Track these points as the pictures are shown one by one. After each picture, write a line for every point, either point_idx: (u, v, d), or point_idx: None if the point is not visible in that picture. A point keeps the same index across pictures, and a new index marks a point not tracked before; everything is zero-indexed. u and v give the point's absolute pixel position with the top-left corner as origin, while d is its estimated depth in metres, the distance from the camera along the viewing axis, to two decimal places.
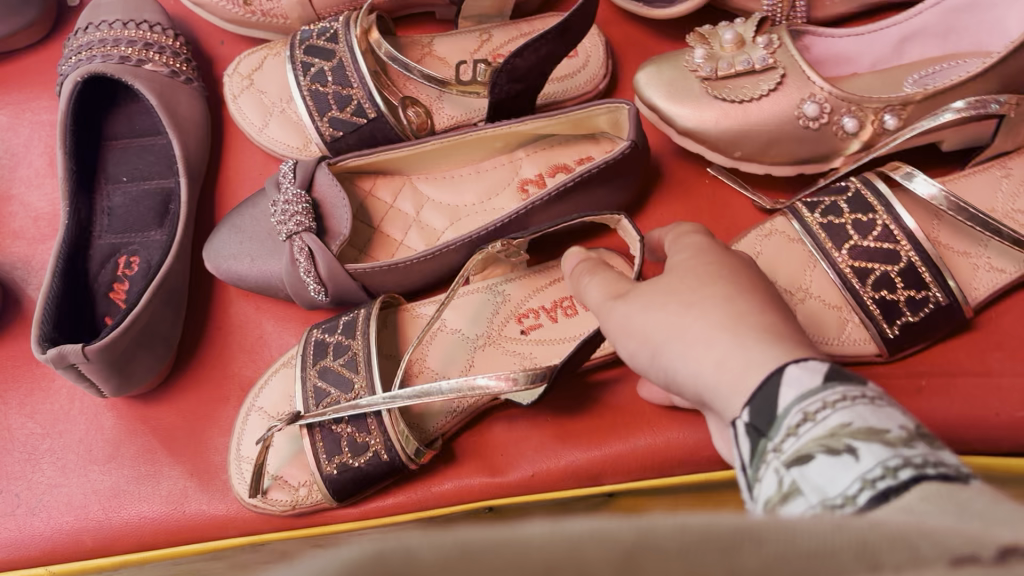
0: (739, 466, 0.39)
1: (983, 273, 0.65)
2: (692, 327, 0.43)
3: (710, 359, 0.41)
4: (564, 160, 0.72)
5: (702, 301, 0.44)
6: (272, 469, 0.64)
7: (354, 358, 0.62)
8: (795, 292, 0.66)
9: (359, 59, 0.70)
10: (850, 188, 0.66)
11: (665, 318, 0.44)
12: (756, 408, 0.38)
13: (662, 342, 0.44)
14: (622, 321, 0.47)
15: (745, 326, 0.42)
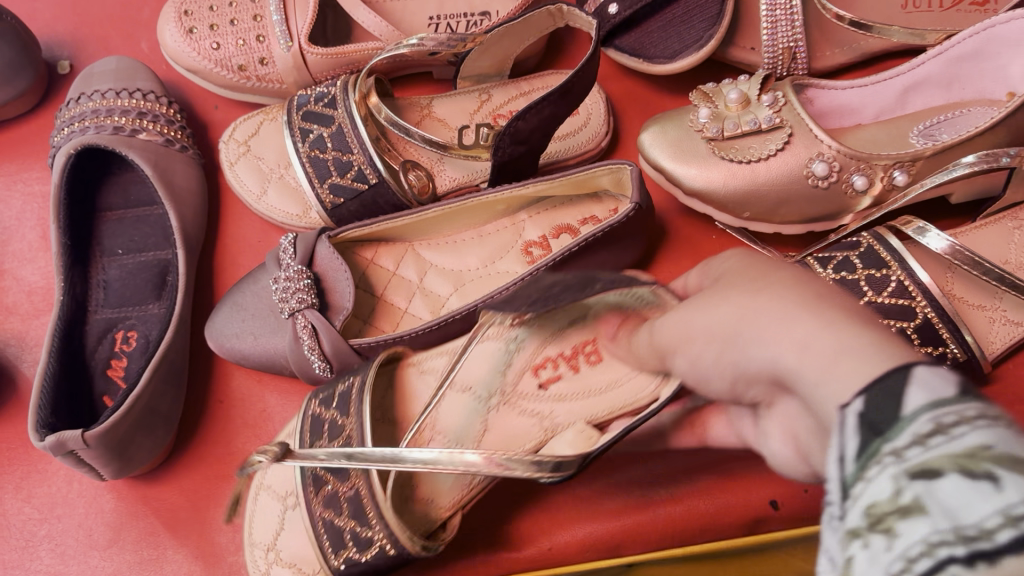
0: (828, 474, 0.26)
1: (999, 326, 0.64)
2: (763, 304, 0.32)
3: (784, 339, 0.31)
4: (567, 221, 0.70)
5: (763, 285, 0.34)
6: (283, 553, 0.60)
7: (347, 439, 0.57)
8: None
9: (359, 124, 0.68)
10: (861, 243, 0.64)
11: (723, 306, 0.34)
12: (883, 398, 0.25)
13: (733, 339, 0.33)
14: (698, 325, 0.36)
15: (828, 310, 0.31)
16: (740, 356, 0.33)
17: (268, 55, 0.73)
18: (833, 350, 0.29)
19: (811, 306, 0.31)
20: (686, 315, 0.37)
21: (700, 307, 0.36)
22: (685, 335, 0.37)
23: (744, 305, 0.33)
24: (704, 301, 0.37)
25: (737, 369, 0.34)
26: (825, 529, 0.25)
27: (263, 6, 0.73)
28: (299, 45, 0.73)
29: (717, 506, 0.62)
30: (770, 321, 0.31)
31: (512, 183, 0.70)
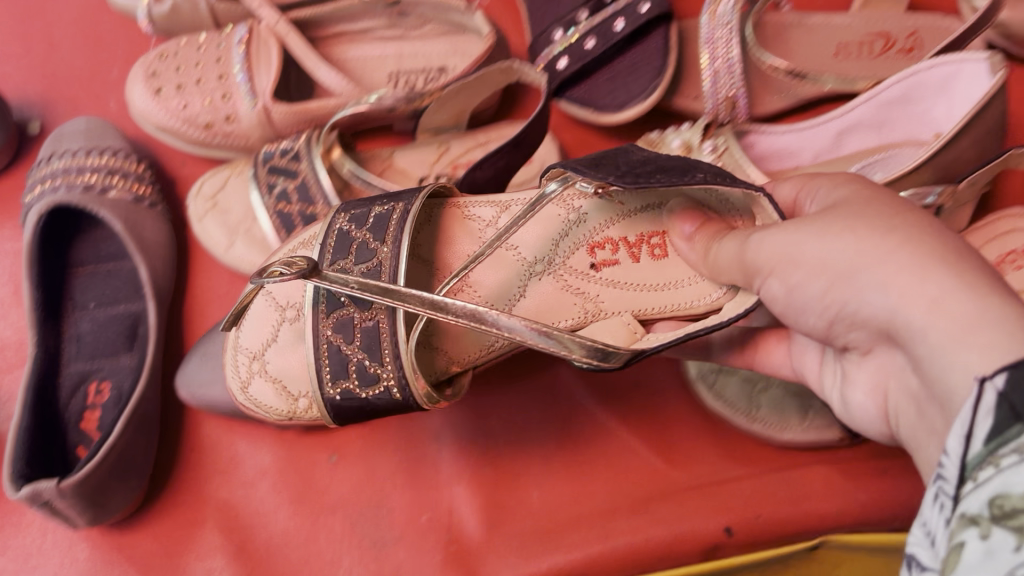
0: (959, 430, 0.34)
1: None
2: (890, 259, 0.42)
3: (919, 297, 0.40)
4: None
5: (897, 235, 0.43)
6: (273, 368, 0.62)
7: (378, 267, 0.55)
8: (758, 381, 0.68)
9: (322, 178, 0.71)
10: None
11: (852, 245, 0.43)
12: (1022, 383, 0.32)
13: (854, 276, 0.43)
14: (817, 250, 0.45)
15: (972, 275, 0.39)
16: (862, 298, 0.43)
17: (233, 113, 0.76)
18: (971, 321, 0.37)
19: (931, 275, 0.40)
20: (793, 241, 0.46)
21: (821, 239, 0.45)
22: (791, 260, 0.46)
23: (867, 255, 0.42)
24: (824, 235, 0.45)
25: (847, 306, 0.44)
26: (950, 480, 0.34)
27: (228, 67, 0.76)
28: (264, 102, 0.75)
29: (676, 533, 0.65)
30: (909, 273, 0.40)
31: None
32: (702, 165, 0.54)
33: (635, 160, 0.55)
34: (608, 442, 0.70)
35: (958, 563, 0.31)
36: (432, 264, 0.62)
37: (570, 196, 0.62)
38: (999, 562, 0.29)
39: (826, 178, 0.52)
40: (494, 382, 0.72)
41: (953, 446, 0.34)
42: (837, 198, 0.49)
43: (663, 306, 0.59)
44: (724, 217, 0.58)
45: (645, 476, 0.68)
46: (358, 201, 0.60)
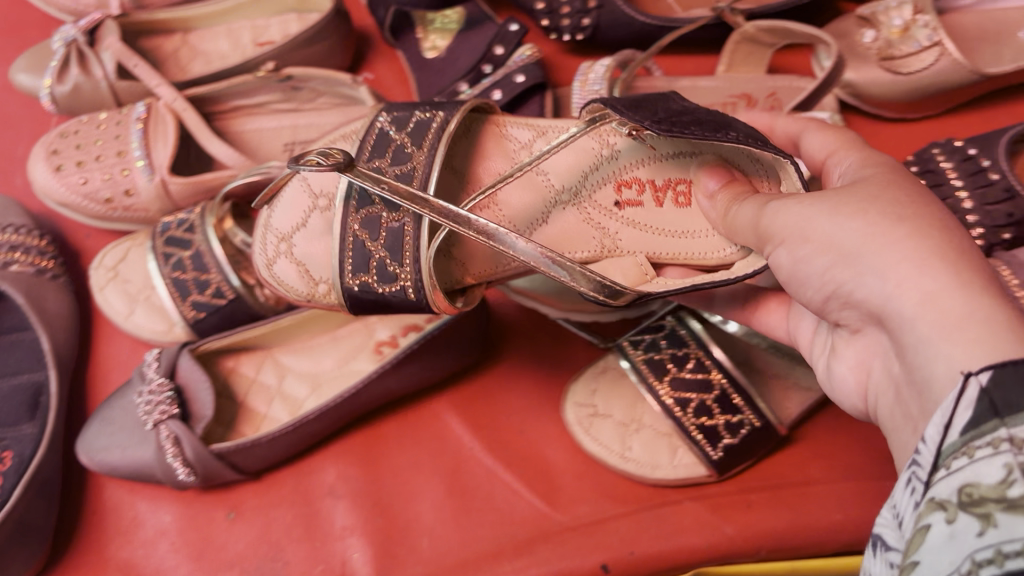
0: (943, 417, 0.34)
1: (794, 393, 0.72)
2: (891, 250, 0.41)
3: (910, 290, 0.40)
4: (414, 319, 0.76)
5: (909, 223, 0.42)
6: (297, 251, 0.63)
7: (410, 172, 0.57)
8: (630, 423, 0.73)
9: (215, 247, 0.75)
10: (666, 325, 0.74)
11: (863, 225, 0.43)
12: (1005, 381, 0.32)
13: (860, 259, 0.42)
14: (817, 233, 0.45)
15: (969, 273, 0.39)
16: (863, 283, 0.42)
17: (132, 187, 0.80)
18: (957, 316, 0.37)
19: (931, 271, 0.40)
20: (808, 213, 0.45)
21: (823, 220, 0.45)
22: (804, 232, 0.45)
23: (875, 241, 0.42)
24: (834, 215, 0.44)
25: (844, 286, 0.44)
26: (930, 462, 0.34)
27: (126, 143, 0.80)
28: (161, 176, 0.79)
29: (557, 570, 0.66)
30: (909, 270, 0.40)
31: None
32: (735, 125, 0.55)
33: (672, 109, 0.55)
34: (492, 488, 0.73)
35: (922, 544, 0.32)
36: (465, 176, 0.63)
37: (607, 133, 0.61)
38: (957, 547, 0.30)
39: (858, 152, 0.53)
40: (387, 435, 0.76)
41: (931, 436, 0.35)
42: (869, 176, 0.48)
43: (678, 252, 0.62)
44: (751, 178, 0.58)
45: (526, 519, 0.71)
46: (401, 108, 0.61)
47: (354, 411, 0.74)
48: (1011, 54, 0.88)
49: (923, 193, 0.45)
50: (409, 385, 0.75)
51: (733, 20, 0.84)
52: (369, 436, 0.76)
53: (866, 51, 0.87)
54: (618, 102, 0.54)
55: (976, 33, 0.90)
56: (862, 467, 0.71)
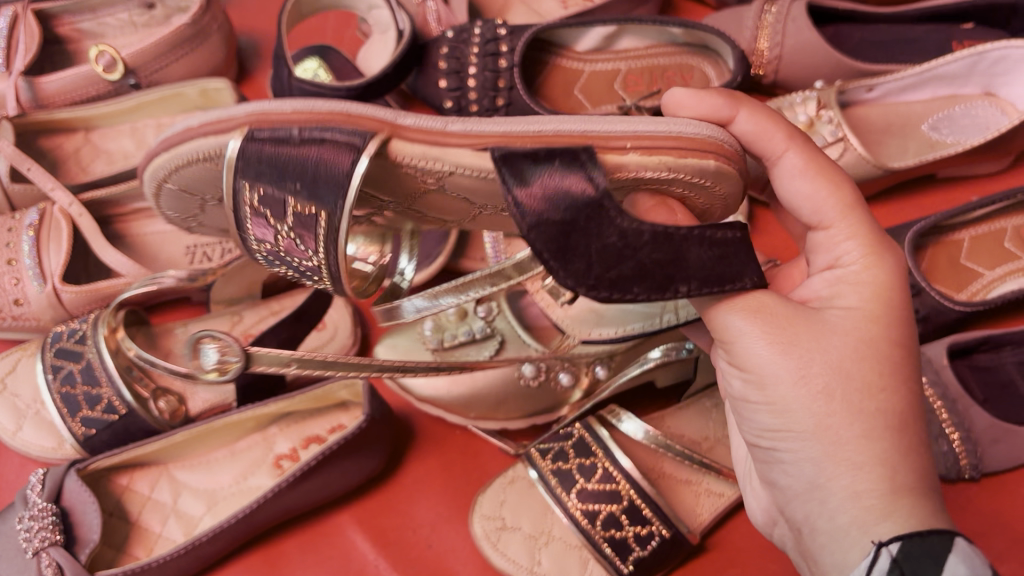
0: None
1: (705, 498, 0.70)
2: (836, 432, 0.44)
3: (841, 480, 0.43)
4: (314, 431, 0.75)
5: (866, 404, 0.44)
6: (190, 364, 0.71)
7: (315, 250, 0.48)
8: (539, 536, 0.70)
9: (107, 359, 0.72)
10: (574, 433, 0.72)
11: (822, 402, 0.44)
12: (913, 555, 0.40)
13: (803, 438, 0.44)
14: (771, 390, 0.45)
15: (904, 473, 0.43)
16: (799, 454, 0.45)
17: (22, 296, 0.77)
18: (879, 515, 0.42)
19: (871, 466, 0.43)
20: (773, 363, 0.45)
21: (777, 378, 0.45)
22: (762, 378, 0.46)
23: (824, 424, 0.44)
24: (792, 378, 0.45)
25: (775, 448, 0.46)
26: None
27: (17, 252, 0.77)
28: (53, 285, 0.77)
29: None
30: (847, 464, 0.43)
31: (259, 400, 0.74)
32: (693, 248, 0.46)
33: (611, 243, 0.44)
34: None
35: None
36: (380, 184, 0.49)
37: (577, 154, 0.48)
38: None
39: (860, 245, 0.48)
40: (288, 553, 0.73)
41: None
42: (853, 303, 0.47)
43: None
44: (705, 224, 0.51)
45: None
46: (258, 167, 0.45)
47: (254, 529, 0.71)
48: (915, 147, 0.90)
49: (895, 347, 0.46)
50: (310, 501, 0.72)
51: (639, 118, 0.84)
52: (270, 556, 0.73)
53: None
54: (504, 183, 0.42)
55: (881, 126, 0.92)
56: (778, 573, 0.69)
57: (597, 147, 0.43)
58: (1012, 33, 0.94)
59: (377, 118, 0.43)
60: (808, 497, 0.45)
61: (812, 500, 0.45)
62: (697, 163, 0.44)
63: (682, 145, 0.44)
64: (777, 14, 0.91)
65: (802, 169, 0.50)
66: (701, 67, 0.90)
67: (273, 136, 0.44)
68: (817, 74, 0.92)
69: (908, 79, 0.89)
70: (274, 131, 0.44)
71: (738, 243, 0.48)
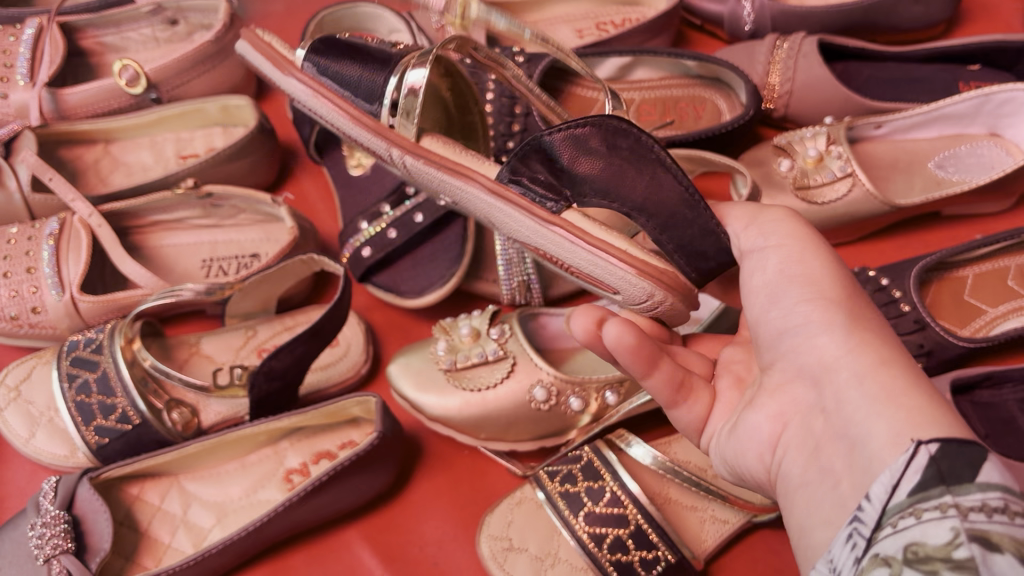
0: (891, 470, 0.37)
1: (710, 524, 0.71)
2: (860, 314, 0.46)
3: (867, 342, 0.44)
4: (324, 446, 0.76)
5: (873, 308, 0.47)
6: (158, 299, 0.73)
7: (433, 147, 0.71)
8: (545, 557, 0.71)
9: (123, 369, 0.73)
10: (583, 456, 0.73)
11: (847, 286, 0.48)
12: (953, 456, 0.36)
13: (832, 306, 0.46)
14: (798, 264, 0.49)
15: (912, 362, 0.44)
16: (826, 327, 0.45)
17: (40, 304, 0.77)
18: (909, 380, 0.41)
19: (890, 341, 0.45)
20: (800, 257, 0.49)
21: (799, 255, 0.49)
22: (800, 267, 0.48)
23: (851, 305, 0.46)
24: (812, 255, 0.49)
25: (805, 324, 0.46)
26: (865, 515, 0.37)
27: (37, 259, 0.78)
28: (71, 294, 0.77)
29: None
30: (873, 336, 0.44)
31: (270, 414, 0.75)
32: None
33: None
34: None
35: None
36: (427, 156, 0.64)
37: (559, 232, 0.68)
38: None
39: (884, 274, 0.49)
40: (296, 567, 0.74)
41: (873, 494, 0.37)
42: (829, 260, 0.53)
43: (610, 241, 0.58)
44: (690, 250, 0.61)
45: None
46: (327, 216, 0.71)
47: (262, 542, 0.72)
48: (921, 183, 0.92)
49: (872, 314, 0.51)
50: (319, 515, 0.72)
51: None
52: (278, 569, 0.74)
53: (782, 179, 0.89)
54: None
55: (888, 162, 0.94)
56: None
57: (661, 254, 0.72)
58: (1016, 76, 0.96)
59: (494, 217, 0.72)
60: (834, 370, 0.43)
61: (841, 371, 0.43)
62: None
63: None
64: (788, 50, 0.93)
65: None
66: (713, 99, 0.93)
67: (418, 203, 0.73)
68: (826, 110, 0.94)
69: (915, 117, 0.91)
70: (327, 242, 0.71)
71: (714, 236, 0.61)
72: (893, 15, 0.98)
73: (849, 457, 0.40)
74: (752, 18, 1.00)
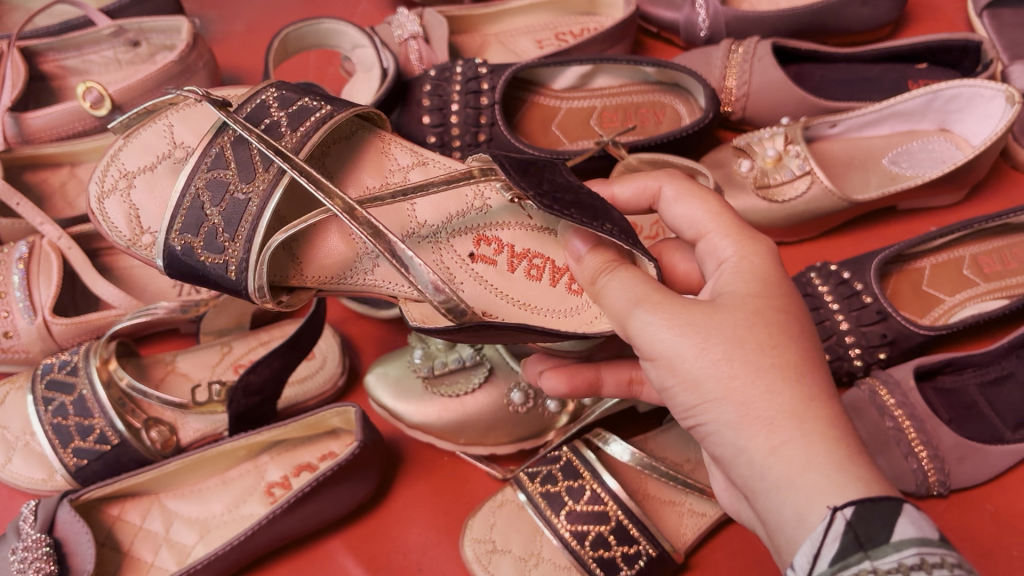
0: (809, 534, 0.40)
1: (688, 517, 0.73)
2: (742, 394, 0.43)
3: (759, 441, 0.43)
4: (305, 459, 0.77)
5: (770, 367, 0.44)
6: (134, 317, 0.73)
7: (304, 109, 0.59)
8: (529, 558, 0.72)
9: (100, 390, 0.72)
10: (562, 456, 0.74)
11: (724, 368, 0.44)
12: (867, 517, 0.39)
13: (718, 404, 0.44)
14: (671, 374, 0.46)
15: (814, 420, 0.43)
16: (719, 424, 0.45)
17: (12, 328, 0.77)
18: (802, 466, 0.41)
19: (784, 414, 0.43)
20: (674, 344, 0.45)
21: (677, 347, 0.45)
22: (667, 364, 0.46)
23: (734, 387, 0.44)
24: (696, 352, 0.45)
25: (707, 422, 0.45)
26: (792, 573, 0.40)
27: (7, 284, 0.78)
28: (43, 317, 0.77)
29: None
30: (760, 424, 0.43)
31: (251, 428, 0.75)
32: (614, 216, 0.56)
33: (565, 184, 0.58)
34: None
35: None
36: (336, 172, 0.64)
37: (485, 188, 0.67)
38: None
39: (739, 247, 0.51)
40: None
41: (800, 562, 0.40)
42: (731, 285, 0.48)
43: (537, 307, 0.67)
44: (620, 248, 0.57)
45: None
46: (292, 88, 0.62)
47: (249, 555, 0.72)
48: (876, 179, 0.94)
49: (782, 323, 0.46)
50: (303, 527, 0.73)
51: (617, 153, 0.87)
52: None
53: (743, 180, 0.90)
54: (508, 165, 0.57)
55: (844, 159, 0.97)
56: None
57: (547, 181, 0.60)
58: (963, 73, 1.00)
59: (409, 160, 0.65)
60: (738, 461, 0.44)
61: (742, 464, 0.44)
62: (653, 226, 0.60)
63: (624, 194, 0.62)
64: (744, 54, 0.95)
65: (679, 192, 0.57)
66: (673, 104, 0.95)
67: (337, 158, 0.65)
68: (783, 111, 0.96)
69: (869, 115, 0.94)
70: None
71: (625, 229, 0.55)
72: (843, 18, 1.01)
73: (777, 536, 0.43)
74: (708, 24, 1.02)
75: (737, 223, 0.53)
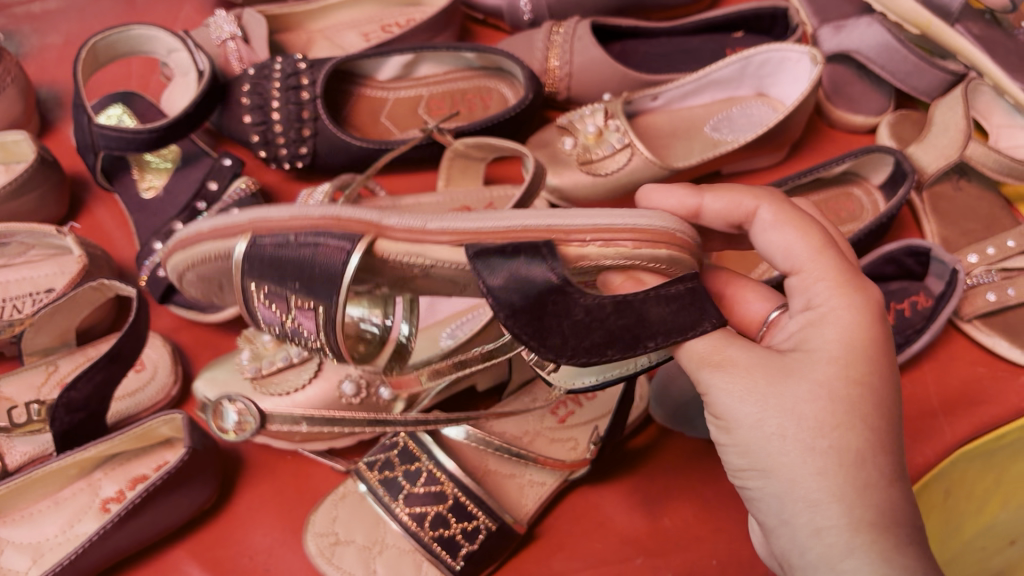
0: None
1: (528, 489, 0.75)
2: (793, 474, 0.45)
3: (802, 520, 0.45)
4: (140, 471, 0.76)
5: (826, 448, 0.45)
6: None
7: (296, 294, 0.52)
8: (373, 545, 0.73)
9: None
10: (399, 442, 0.74)
11: (778, 443, 0.46)
12: None
13: (769, 475, 0.46)
14: (725, 439, 0.48)
15: (862, 508, 0.44)
16: (766, 492, 0.47)
17: None
18: (843, 553, 0.44)
19: (832, 498, 0.44)
20: (733, 411, 0.47)
21: (733, 415, 0.47)
22: (723, 426, 0.48)
23: (782, 463, 0.46)
24: (753, 424, 0.46)
25: (754, 487, 0.48)
26: None
27: None
28: None
29: None
30: (806, 503, 0.45)
31: (80, 445, 0.74)
32: (651, 308, 0.47)
33: (580, 319, 0.46)
34: None
35: None
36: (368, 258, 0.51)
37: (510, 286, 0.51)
38: None
39: (840, 303, 0.48)
40: None
41: None
42: (818, 346, 0.47)
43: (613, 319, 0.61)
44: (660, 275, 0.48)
45: None
46: (263, 268, 0.52)
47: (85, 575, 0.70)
48: (699, 147, 0.97)
49: (853, 400, 0.46)
50: (137, 541, 0.71)
51: (443, 139, 0.87)
52: None
53: (568, 157, 0.93)
54: (525, 334, 0.47)
55: (668, 130, 1.00)
56: (600, 553, 0.75)
57: (554, 240, 0.47)
58: (776, 39, 1.04)
59: (362, 221, 0.50)
60: (780, 532, 0.47)
61: (783, 534, 0.47)
62: (650, 252, 0.47)
63: (639, 236, 0.46)
64: (564, 35, 0.97)
65: (781, 217, 0.51)
66: (498, 88, 0.96)
67: (275, 241, 0.52)
68: (605, 88, 0.99)
69: (687, 86, 0.97)
70: (274, 237, 0.52)
71: (692, 293, 0.48)
72: None
73: None
74: (529, 7, 1.03)
75: (838, 269, 0.49)
